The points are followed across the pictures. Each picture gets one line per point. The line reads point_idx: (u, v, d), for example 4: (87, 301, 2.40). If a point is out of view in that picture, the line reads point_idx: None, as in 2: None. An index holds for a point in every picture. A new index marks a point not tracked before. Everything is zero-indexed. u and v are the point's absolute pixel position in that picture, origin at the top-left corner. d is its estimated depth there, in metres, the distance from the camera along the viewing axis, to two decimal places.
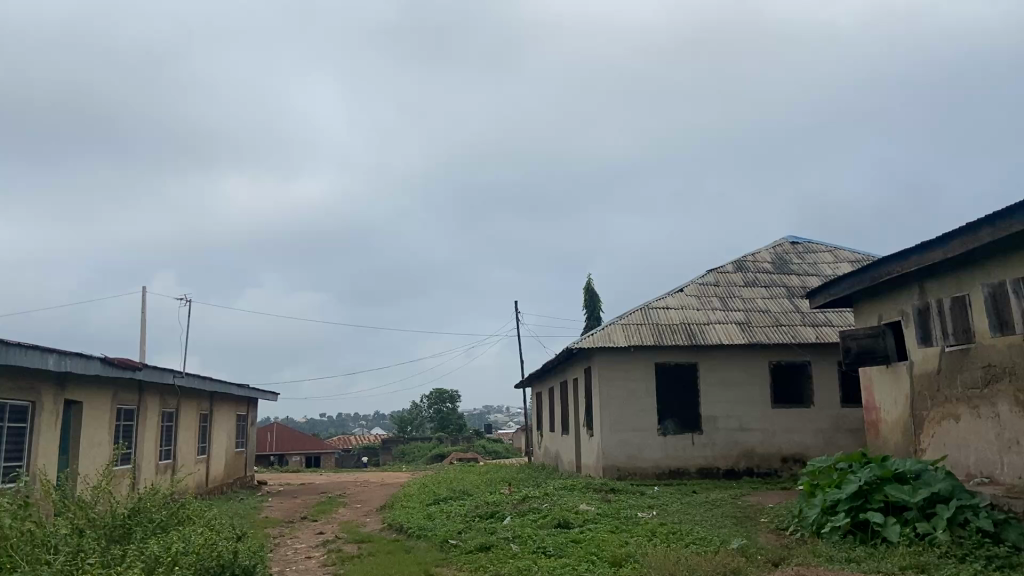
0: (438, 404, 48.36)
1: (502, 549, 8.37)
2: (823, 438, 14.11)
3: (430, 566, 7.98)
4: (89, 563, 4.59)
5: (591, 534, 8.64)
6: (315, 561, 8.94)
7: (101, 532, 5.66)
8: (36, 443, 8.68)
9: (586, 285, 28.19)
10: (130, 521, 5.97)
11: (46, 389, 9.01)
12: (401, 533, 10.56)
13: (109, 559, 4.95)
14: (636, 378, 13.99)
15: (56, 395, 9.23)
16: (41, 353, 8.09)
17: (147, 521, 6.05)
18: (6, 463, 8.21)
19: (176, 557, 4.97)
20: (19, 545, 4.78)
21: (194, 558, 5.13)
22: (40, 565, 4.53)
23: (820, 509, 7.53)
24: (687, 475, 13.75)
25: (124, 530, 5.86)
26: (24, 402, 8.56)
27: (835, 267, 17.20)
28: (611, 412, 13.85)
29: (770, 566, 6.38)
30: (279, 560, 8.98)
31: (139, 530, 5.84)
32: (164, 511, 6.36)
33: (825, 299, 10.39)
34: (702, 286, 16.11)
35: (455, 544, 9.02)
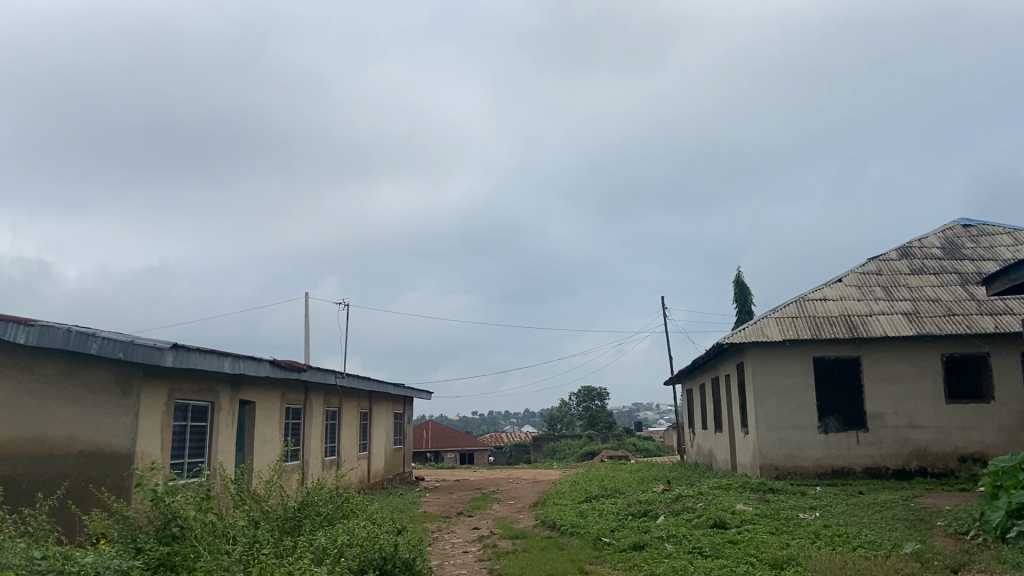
0: (587, 402, 48.39)
1: (656, 549, 8.23)
2: (1006, 436, 12.91)
3: (584, 563, 7.97)
4: (264, 553, 4.91)
5: (749, 535, 8.35)
6: (471, 555, 9.17)
7: (274, 524, 6.08)
8: (216, 439, 9.46)
9: (737, 277, 27.33)
10: (299, 514, 6.38)
11: (224, 389, 9.78)
12: (555, 531, 10.62)
13: (283, 550, 5.29)
14: (793, 374, 13.35)
15: (232, 395, 9.99)
16: (218, 356, 8.77)
17: (314, 514, 6.44)
18: (191, 458, 9.00)
19: (341, 549, 5.24)
20: (201, 536, 5.21)
21: (358, 551, 5.41)
22: (221, 555, 4.88)
23: (1007, 512, 6.87)
24: (853, 475, 12.99)
25: (294, 521, 6.28)
26: (205, 403, 9.34)
27: (1017, 250, 15.69)
28: (767, 410, 13.30)
29: (949, 573, 5.90)
30: (438, 554, 9.30)
31: (307, 522, 6.24)
32: (330, 505, 6.71)
33: (1004, 284, 9.48)
34: (863, 275, 15.15)
35: (608, 543, 8.95)
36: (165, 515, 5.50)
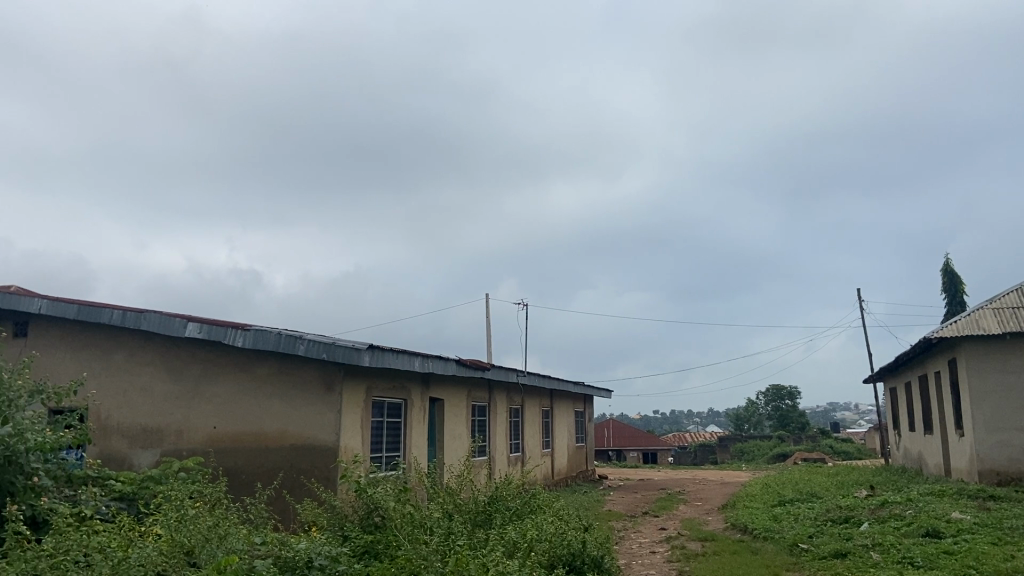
0: (776, 402, 46.15)
1: (861, 557, 7.60)
2: None
3: (780, 569, 7.51)
4: (459, 544, 5.01)
5: (971, 547, 7.50)
6: (660, 556, 8.94)
7: (467, 517, 6.21)
8: (409, 434, 9.87)
9: (945, 265, 24.92)
10: (490, 508, 6.48)
11: (415, 387, 10.19)
12: (747, 534, 10.13)
13: (476, 542, 5.37)
14: (1017, 370, 11.90)
15: (422, 393, 10.39)
16: (409, 356, 9.12)
17: (504, 509, 6.52)
18: (388, 453, 9.44)
19: (532, 544, 5.24)
20: (401, 526, 5.39)
21: (549, 546, 5.39)
22: (420, 544, 5.02)
23: None
24: None
25: (486, 515, 6.38)
26: (399, 400, 9.76)
27: None
28: (987, 409, 11.96)
29: None
30: (625, 554, 9.14)
31: (498, 516, 6.33)
32: (519, 500, 6.77)
33: None
34: None
35: (806, 549, 8.39)
36: (368, 505, 5.78)
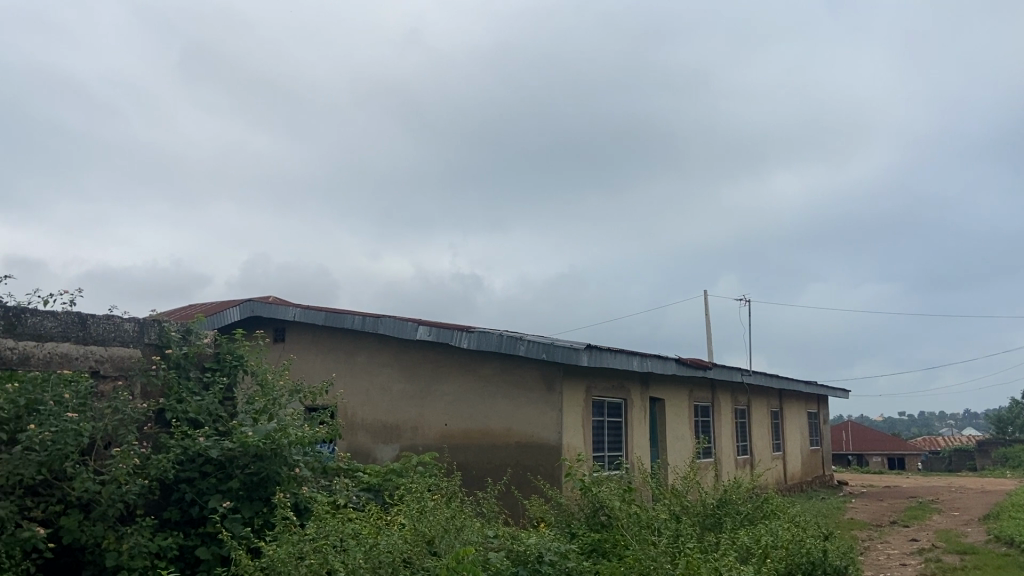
0: None
1: None
2: None
3: None
4: (689, 547, 4.89)
5: None
6: (911, 569, 8.17)
7: (696, 520, 6.05)
8: (631, 434, 9.84)
9: None
10: (719, 511, 6.27)
11: (635, 387, 10.13)
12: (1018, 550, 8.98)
13: (706, 546, 5.22)
14: None
15: (643, 393, 10.31)
16: (627, 355, 9.07)
17: (734, 513, 6.29)
18: (610, 452, 9.48)
19: (766, 550, 5.00)
20: (628, 526, 5.37)
21: (785, 553, 5.12)
22: (648, 545, 4.96)
23: None
24: None
25: (715, 519, 6.19)
26: (619, 400, 9.75)
27: None
28: None
29: None
30: (870, 565, 8.47)
31: (728, 520, 6.12)
32: (750, 504, 6.50)
33: None
34: None
35: None
36: (594, 503, 5.83)
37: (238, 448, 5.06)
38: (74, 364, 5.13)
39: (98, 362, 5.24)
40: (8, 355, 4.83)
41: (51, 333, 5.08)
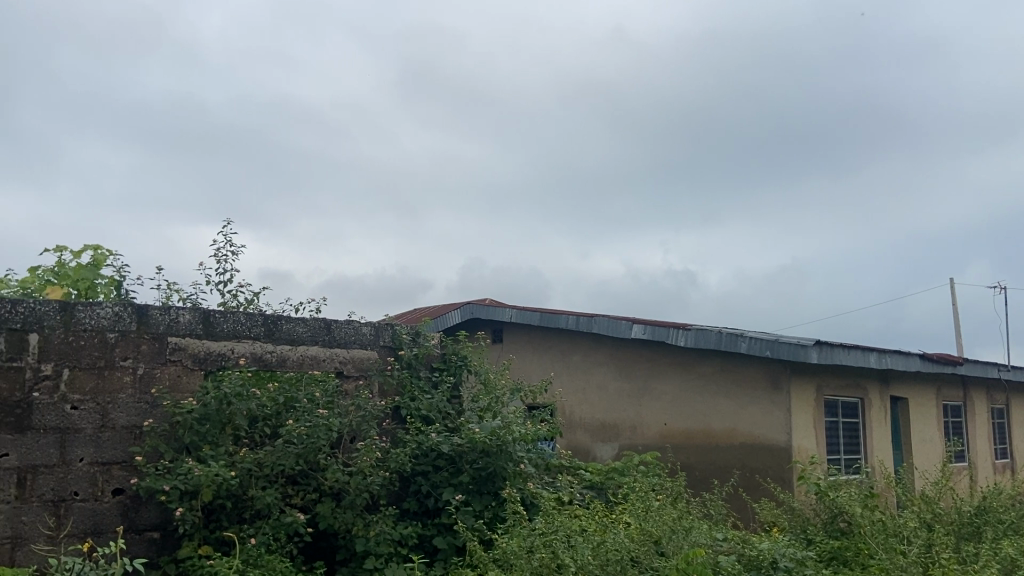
0: None
1: None
2: None
3: None
4: (944, 558, 4.44)
5: None
6: None
7: (951, 529, 5.48)
8: (869, 436, 9.12)
9: None
10: (979, 521, 5.63)
11: (872, 385, 9.37)
12: None
13: (965, 557, 4.71)
14: None
15: (881, 391, 9.51)
16: (863, 351, 8.40)
17: (998, 522, 5.61)
18: (846, 455, 8.84)
19: None
20: (871, 533, 4.97)
21: None
22: (896, 554, 4.56)
23: None
24: None
25: (974, 529, 5.57)
26: (855, 399, 9.07)
27: None
28: None
29: None
30: None
31: (991, 530, 5.47)
32: (1016, 514, 5.78)
33: None
34: None
35: None
36: (831, 509, 5.46)
37: (467, 443, 5.32)
38: (322, 365, 5.66)
39: (342, 363, 5.74)
40: (269, 358, 5.42)
41: (302, 338, 5.60)
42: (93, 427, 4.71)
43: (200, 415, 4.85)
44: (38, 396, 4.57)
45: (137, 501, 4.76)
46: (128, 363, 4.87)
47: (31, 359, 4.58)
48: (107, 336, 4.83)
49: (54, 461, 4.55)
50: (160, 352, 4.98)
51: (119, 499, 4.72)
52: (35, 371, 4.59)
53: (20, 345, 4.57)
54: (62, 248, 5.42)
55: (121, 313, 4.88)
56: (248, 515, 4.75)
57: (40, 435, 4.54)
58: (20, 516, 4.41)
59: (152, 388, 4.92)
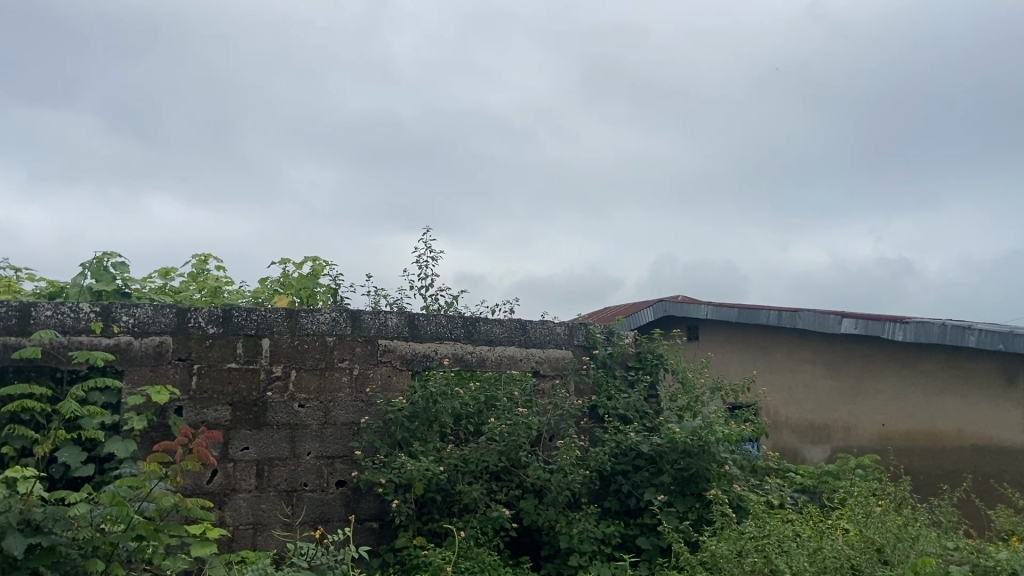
0: None
1: None
2: None
3: None
4: None
5: None
6: None
7: None
8: None
9: None
10: None
11: None
12: None
13: None
14: None
15: None
16: None
17: None
18: None
19: None
20: None
21: None
22: None
23: None
24: None
25: None
26: None
27: None
28: None
29: None
30: None
31: None
32: None
33: None
34: None
35: None
36: None
37: (667, 443, 5.24)
38: (520, 365, 5.82)
39: (538, 362, 5.88)
40: (470, 358, 5.66)
41: (499, 338, 5.79)
42: (317, 423, 5.14)
43: (409, 412, 5.15)
44: (271, 395, 5.07)
45: (358, 493, 5.14)
46: (345, 364, 5.27)
47: (264, 361, 5.09)
48: (326, 339, 5.25)
49: (286, 454, 5.02)
50: (372, 353, 5.35)
51: (343, 491, 5.12)
52: (267, 373, 5.09)
53: (255, 349, 5.08)
54: (285, 261, 5.93)
55: (338, 318, 5.29)
56: (457, 508, 4.98)
57: (274, 430, 5.03)
58: (261, 504, 4.90)
59: (367, 388, 5.29)
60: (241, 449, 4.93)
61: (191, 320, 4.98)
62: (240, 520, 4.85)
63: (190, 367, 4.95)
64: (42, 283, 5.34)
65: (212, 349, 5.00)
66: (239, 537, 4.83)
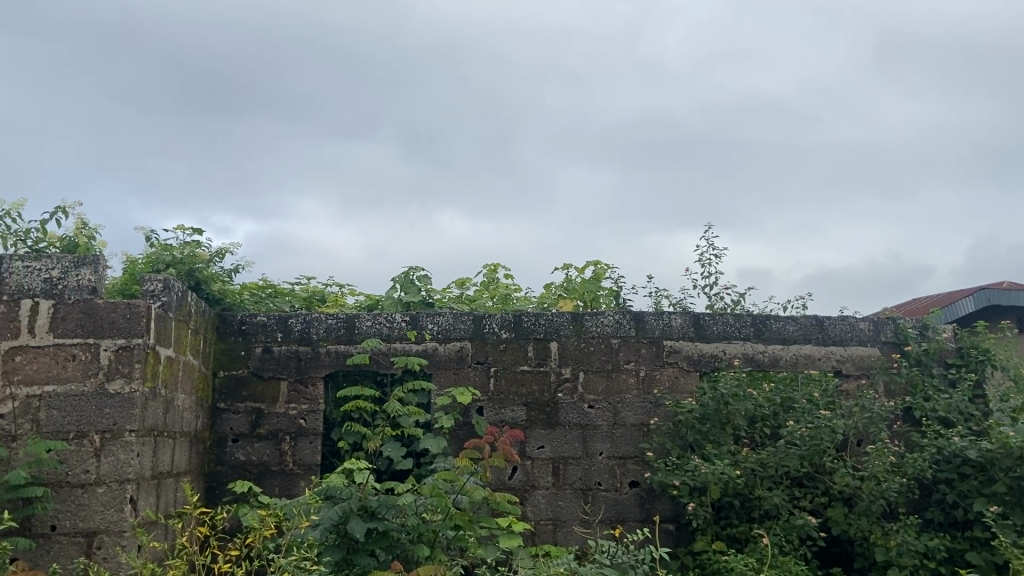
0: None
1: None
2: None
3: None
4: None
5: None
6: None
7: None
8: None
9: None
10: None
11: None
12: None
13: None
14: None
15: None
16: None
17: None
18: None
19: None
20: None
21: None
22: None
23: None
24: None
25: None
26: None
27: None
28: None
29: None
30: None
31: None
32: None
33: None
34: None
35: None
36: None
37: (1000, 449, 4.59)
38: (818, 364, 5.49)
39: (840, 362, 5.50)
40: (762, 358, 5.44)
41: (793, 336, 5.51)
42: (608, 424, 5.23)
43: (700, 414, 5.06)
44: (563, 397, 5.26)
45: (652, 494, 5.15)
46: (632, 365, 5.31)
47: (554, 364, 5.30)
48: (612, 342, 5.33)
49: (579, 454, 5.18)
50: (659, 355, 5.33)
51: (636, 491, 5.16)
52: (558, 374, 5.29)
53: (545, 352, 5.31)
54: (568, 266, 6.11)
55: (622, 320, 5.35)
56: (757, 514, 4.80)
57: (567, 430, 5.21)
58: (559, 501, 5.10)
59: (655, 389, 5.29)
60: (537, 448, 5.17)
61: (486, 326, 5.34)
62: (540, 515, 5.08)
63: (488, 369, 5.29)
64: (362, 296, 6.04)
65: (506, 353, 5.31)
66: (540, 532, 5.06)
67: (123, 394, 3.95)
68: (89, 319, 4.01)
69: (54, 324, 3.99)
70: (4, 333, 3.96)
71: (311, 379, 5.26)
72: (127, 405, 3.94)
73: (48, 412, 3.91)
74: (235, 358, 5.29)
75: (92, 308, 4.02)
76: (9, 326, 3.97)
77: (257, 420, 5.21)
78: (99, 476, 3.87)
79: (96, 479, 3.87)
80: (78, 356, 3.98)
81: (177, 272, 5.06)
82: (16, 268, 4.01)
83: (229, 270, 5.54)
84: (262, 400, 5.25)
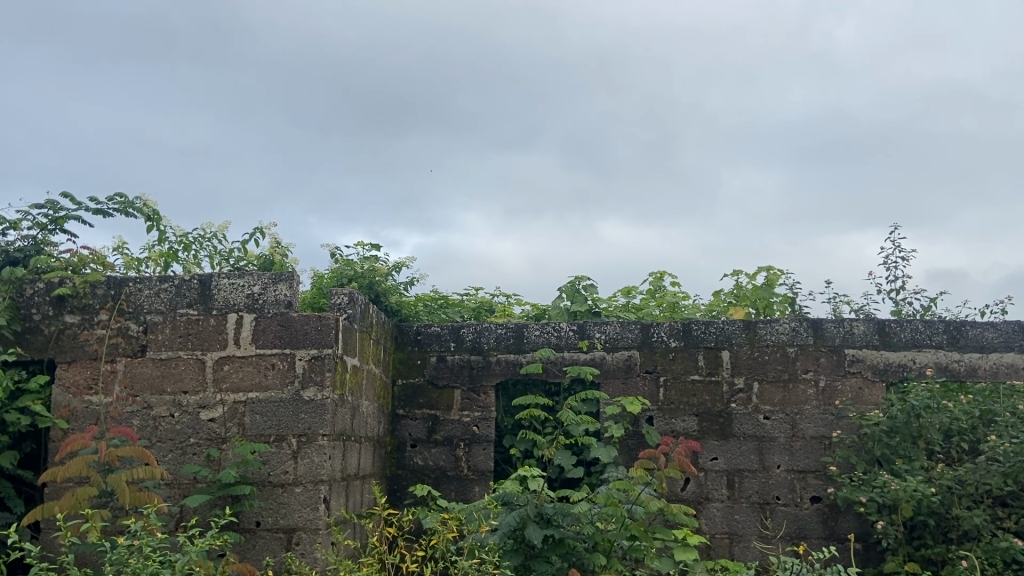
0: None
1: None
2: None
3: None
4: None
5: None
6: None
7: None
8: None
9: None
10: None
11: None
12: None
13: None
14: None
15: None
16: None
17: None
18: None
19: None
20: None
21: None
22: None
23: None
24: None
25: None
26: None
27: None
28: None
29: None
30: None
31: None
32: None
33: None
34: None
35: None
36: None
37: None
38: (1022, 374, 5.05)
39: None
40: (957, 367, 5.04)
41: (993, 344, 5.07)
42: (785, 436, 5.03)
43: (888, 427, 4.74)
44: (736, 407, 5.11)
45: (836, 511, 4.90)
46: (810, 375, 5.08)
47: (726, 373, 5.16)
48: (788, 351, 5.12)
49: (756, 467, 5.01)
50: (840, 364, 5.07)
51: (818, 507, 4.93)
52: (730, 384, 5.15)
53: (716, 361, 5.18)
54: (737, 272, 5.93)
55: (798, 328, 5.13)
56: (955, 535, 4.44)
57: (742, 441, 5.06)
58: (734, 514, 4.96)
59: (836, 400, 5.03)
60: (711, 459, 5.05)
61: (654, 335, 5.28)
62: (716, 528, 4.95)
63: (657, 379, 5.23)
64: (528, 305, 6.15)
65: (676, 362, 5.23)
66: (716, 545, 4.94)
67: (316, 401, 4.25)
68: (285, 331, 4.35)
69: (256, 335, 4.37)
70: (213, 345, 4.38)
71: (483, 388, 5.43)
72: (319, 411, 4.24)
73: (252, 417, 4.28)
74: (412, 366, 5.55)
75: (288, 321, 4.35)
76: (218, 338, 4.38)
77: (433, 426, 5.43)
78: (297, 476, 4.18)
79: (294, 479, 4.18)
80: (276, 365, 4.32)
81: (359, 285, 5.40)
82: (223, 285, 4.42)
83: (404, 283, 5.84)
84: (437, 407, 5.46)
